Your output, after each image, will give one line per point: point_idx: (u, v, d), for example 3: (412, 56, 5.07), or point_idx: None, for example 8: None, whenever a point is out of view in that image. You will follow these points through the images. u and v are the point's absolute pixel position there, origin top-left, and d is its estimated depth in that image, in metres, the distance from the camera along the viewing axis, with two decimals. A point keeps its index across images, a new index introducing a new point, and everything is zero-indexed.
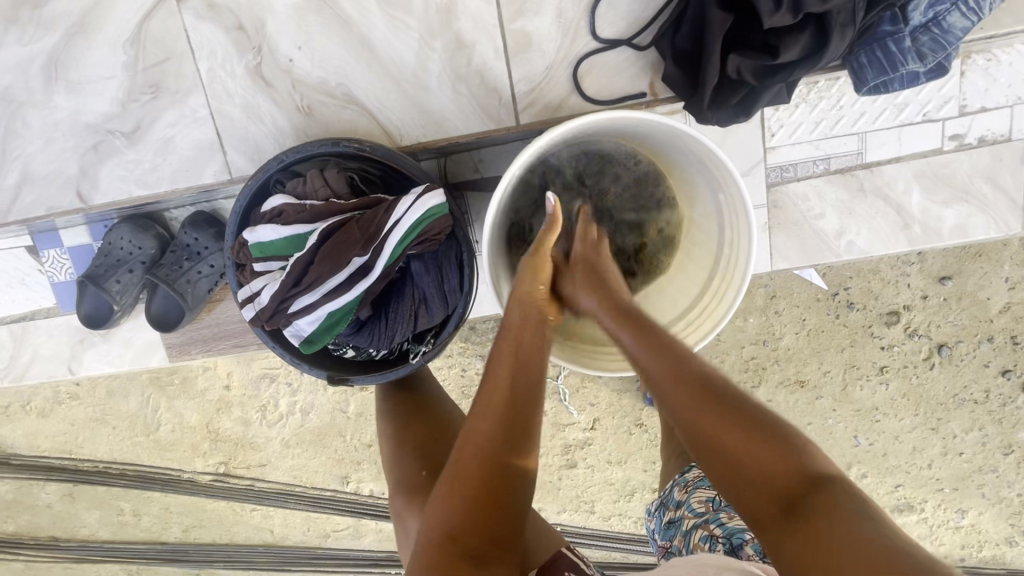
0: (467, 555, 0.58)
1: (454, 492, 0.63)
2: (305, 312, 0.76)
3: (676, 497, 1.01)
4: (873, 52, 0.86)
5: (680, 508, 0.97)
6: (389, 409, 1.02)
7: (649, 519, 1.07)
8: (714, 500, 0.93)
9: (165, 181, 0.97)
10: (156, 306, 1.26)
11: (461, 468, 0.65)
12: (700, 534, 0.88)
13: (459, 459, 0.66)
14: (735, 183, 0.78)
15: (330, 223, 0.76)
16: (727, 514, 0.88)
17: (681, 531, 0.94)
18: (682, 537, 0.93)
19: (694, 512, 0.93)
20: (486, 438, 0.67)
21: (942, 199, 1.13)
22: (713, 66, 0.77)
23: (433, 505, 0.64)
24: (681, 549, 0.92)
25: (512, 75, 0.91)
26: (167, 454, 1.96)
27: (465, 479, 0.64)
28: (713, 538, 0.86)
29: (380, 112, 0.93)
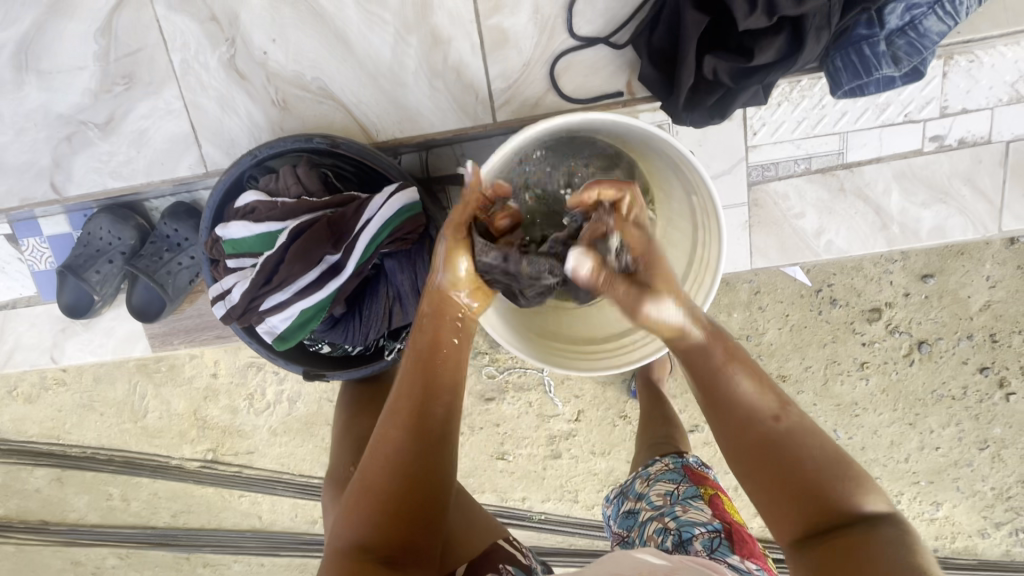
0: (372, 566, 0.59)
1: (362, 503, 0.62)
2: (278, 309, 0.76)
3: (636, 489, 1.04)
4: (848, 56, 0.84)
5: (639, 501, 1.00)
6: (350, 398, 1.03)
7: (608, 507, 1.10)
8: (672, 494, 0.97)
9: (139, 174, 0.96)
10: (137, 296, 1.27)
11: (370, 484, 0.63)
12: (653, 526, 0.91)
13: (361, 462, 0.64)
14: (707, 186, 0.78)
15: (301, 221, 0.75)
16: (681, 508, 0.91)
17: (637, 523, 0.96)
18: (638, 528, 0.95)
19: (652, 505, 0.96)
20: (385, 439, 0.64)
21: (923, 200, 1.13)
22: (688, 66, 0.76)
23: (343, 510, 0.64)
24: (635, 540, 0.94)
25: (488, 70, 0.90)
26: (155, 441, 1.98)
27: (373, 490, 0.62)
28: (665, 530, 0.88)
29: (356, 107, 0.92)
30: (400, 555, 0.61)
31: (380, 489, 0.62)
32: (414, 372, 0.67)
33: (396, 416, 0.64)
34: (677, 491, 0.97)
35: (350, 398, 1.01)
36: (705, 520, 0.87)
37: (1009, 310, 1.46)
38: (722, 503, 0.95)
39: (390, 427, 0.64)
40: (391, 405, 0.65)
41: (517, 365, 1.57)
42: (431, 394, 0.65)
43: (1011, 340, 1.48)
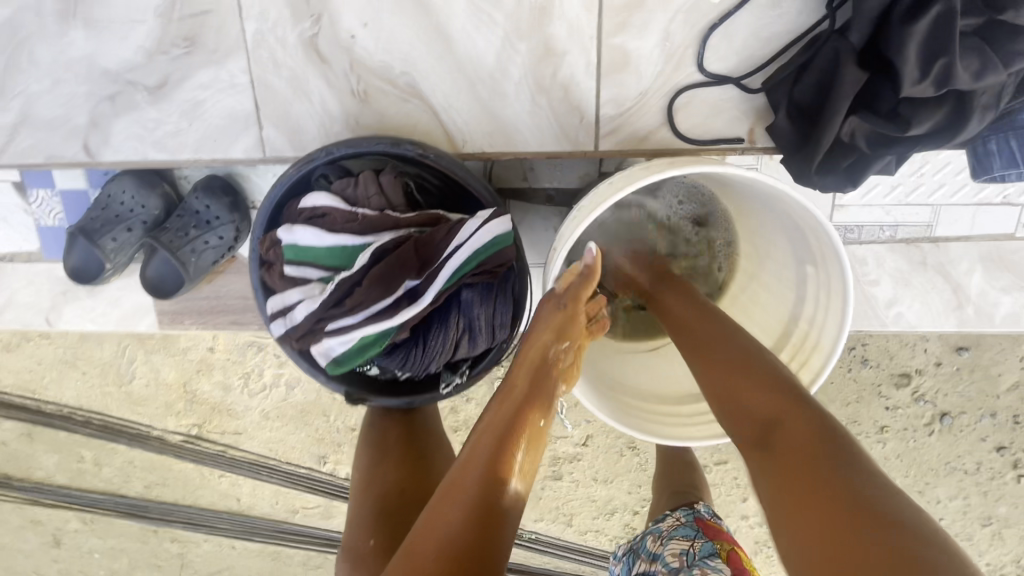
0: None
1: None
2: (342, 334, 0.68)
3: (648, 549, 0.97)
4: (1007, 141, 0.75)
5: (654, 562, 0.93)
6: (373, 434, 0.91)
7: (616, 565, 1.04)
8: (688, 554, 0.90)
9: (187, 149, 0.86)
10: (151, 270, 1.15)
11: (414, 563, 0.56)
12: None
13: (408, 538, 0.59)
14: (836, 259, 0.69)
15: (385, 240, 0.67)
16: (699, 569, 0.85)
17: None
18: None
19: (667, 566, 0.89)
20: (445, 505, 0.59)
21: (1004, 285, 1.08)
22: (831, 125, 0.69)
23: None
24: None
25: (600, 94, 0.81)
26: (138, 409, 1.87)
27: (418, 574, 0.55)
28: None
29: (444, 110, 0.83)
30: None
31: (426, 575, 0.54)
32: (496, 433, 0.65)
33: (468, 473, 0.61)
34: (693, 550, 0.91)
35: (374, 435, 0.90)
36: None
37: None
38: (740, 559, 0.87)
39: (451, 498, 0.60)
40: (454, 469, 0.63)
41: None
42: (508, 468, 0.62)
43: None
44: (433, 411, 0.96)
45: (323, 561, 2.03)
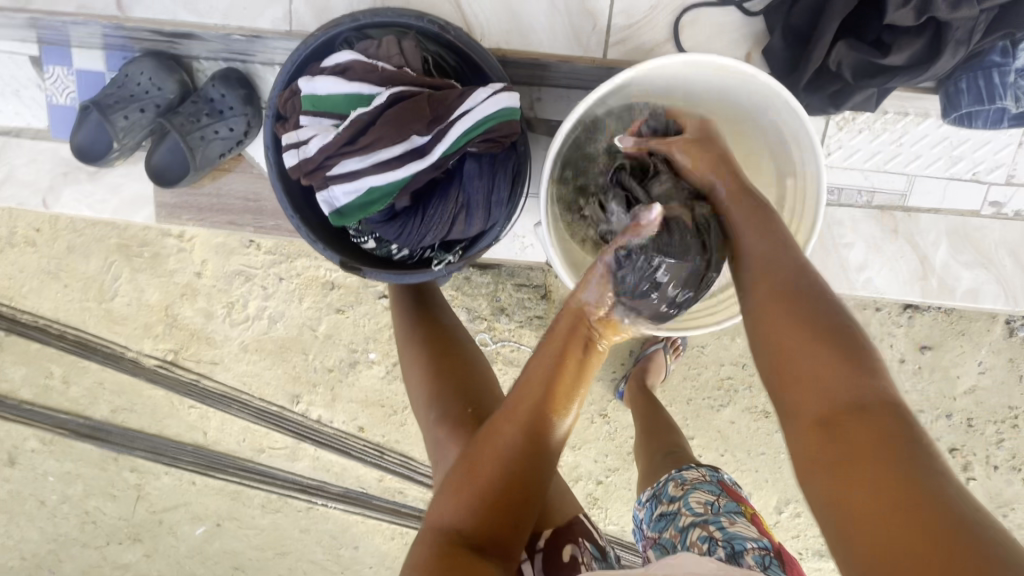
0: (468, 552, 0.63)
1: (459, 494, 0.67)
2: (347, 176, 0.71)
3: (670, 492, 1.00)
4: (974, 79, 0.84)
5: (676, 504, 0.97)
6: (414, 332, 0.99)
7: (639, 510, 1.07)
8: (714, 505, 0.93)
9: (218, 13, 0.97)
10: (157, 156, 1.18)
11: (476, 473, 0.67)
12: (697, 533, 0.87)
13: (467, 453, 0.69)
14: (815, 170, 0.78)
15: (402, 89, 0.71)
16: (727, 520, 0.88)
17: (676, 527, 0.92)
18: (676, 533, 0.91)
19: (692, 511, 0.92)
20: (500, 434, 0.68)
21: (966, 261, 1.16)
22: (818, 50, 0.77)
23: (440, 498, 0.68)
24: (673, 544, 0.90)
25: (613, 4, 0.88)
26: (115, 327, 1.86)
27: (477, 483, 0.66)
28: (710, 539, 0.85)
29: (467, 3, 0.90)
30: (490, 544, 0.65)
31: (483, 485, 0.66)
32: (532, 387, 0.70)
33: (522, 405, 0.69)
34: (718, 503, 0.93)
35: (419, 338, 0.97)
36: (755, 536, 0.85)
37: (991, 399, 1.48)
38: (762, 523, 0.92)
39: (503, 426, 0.68)
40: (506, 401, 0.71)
41: (513, 338, 1.45)
42: (548, 415, 0.69)
43: (984, 427, 1.50)
44: (452, 321, 1.03)
45: (282, 507, 2.00)
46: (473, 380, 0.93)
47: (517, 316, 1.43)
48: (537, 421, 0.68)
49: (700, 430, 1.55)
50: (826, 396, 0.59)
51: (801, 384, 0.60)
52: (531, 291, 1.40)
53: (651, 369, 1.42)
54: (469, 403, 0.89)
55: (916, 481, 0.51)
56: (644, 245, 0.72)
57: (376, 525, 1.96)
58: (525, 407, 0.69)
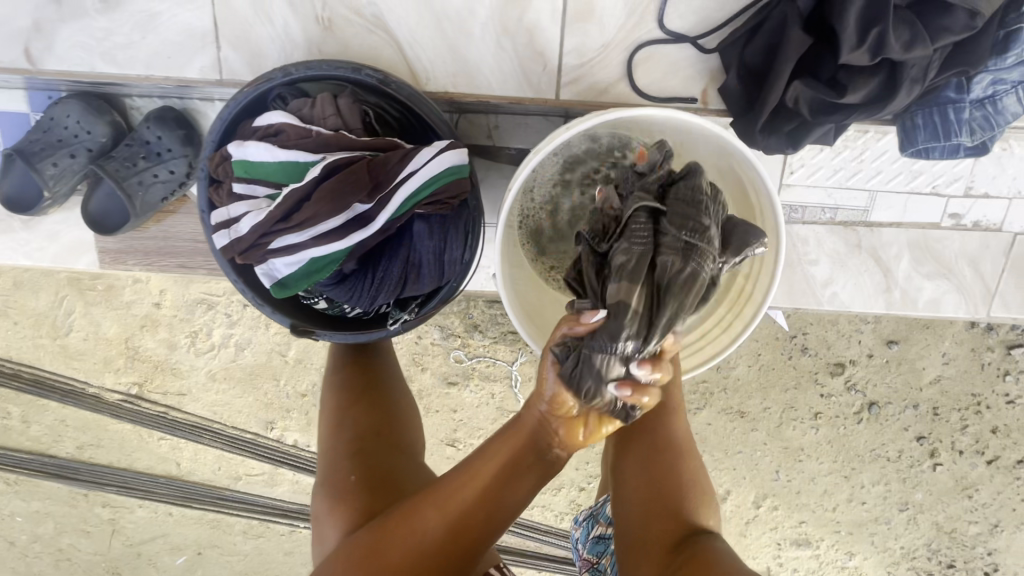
0: None
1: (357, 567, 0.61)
2: (287, 251, 0.67)
3: (608, 513, 0.89)
4: (931, 115, 0.84)
5: (613, 525, 0.87)
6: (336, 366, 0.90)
7: (574, 527, 0.96)
8: None
9: (138, 63, 0.90)
10: (95, 203, 1.11)
11: (382, 554, 0.61)
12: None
13: (385, 524, 0.63)
14: (771, 204, 0.76)
15: (340, 157, 0.67)
16: None
17: (609, 551, 0.85)
18: (613, 556, 0.85)
19: None
20: (421, 518, 0.62)
21: (928, 272, 1.16)
22: (776, 88, 0.75)
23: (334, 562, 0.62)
24: (609, 568, 0.84)
25: (563, 42, 0.86)
26: (74, 363, 1.78)
27: (380, 563, 0.60)
28: None
29: (411, 44, 0.87)
30: None
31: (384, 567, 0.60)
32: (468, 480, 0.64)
33: (456, 496, 0.62)
34: None
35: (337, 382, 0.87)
36: None
37: (956, 388, 1.48)
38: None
39: (429, 510, 0.62)
40: (442, 482, 0.64)
41: (489, 353, 1.42)
42: (474, 514, 0.62)
43: (951, 415, 1.49)
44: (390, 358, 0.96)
45: (264, 531, 1.96)
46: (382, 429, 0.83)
47: (491, 332, 1.41)
48: (467, 519, 0.62)
49: None
50: (665, 517, 0.70)
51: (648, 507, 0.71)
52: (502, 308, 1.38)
53: None
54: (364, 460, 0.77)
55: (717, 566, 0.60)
56: (580, 339, 0.65)
57: None
58: (459, 499, 0.62)
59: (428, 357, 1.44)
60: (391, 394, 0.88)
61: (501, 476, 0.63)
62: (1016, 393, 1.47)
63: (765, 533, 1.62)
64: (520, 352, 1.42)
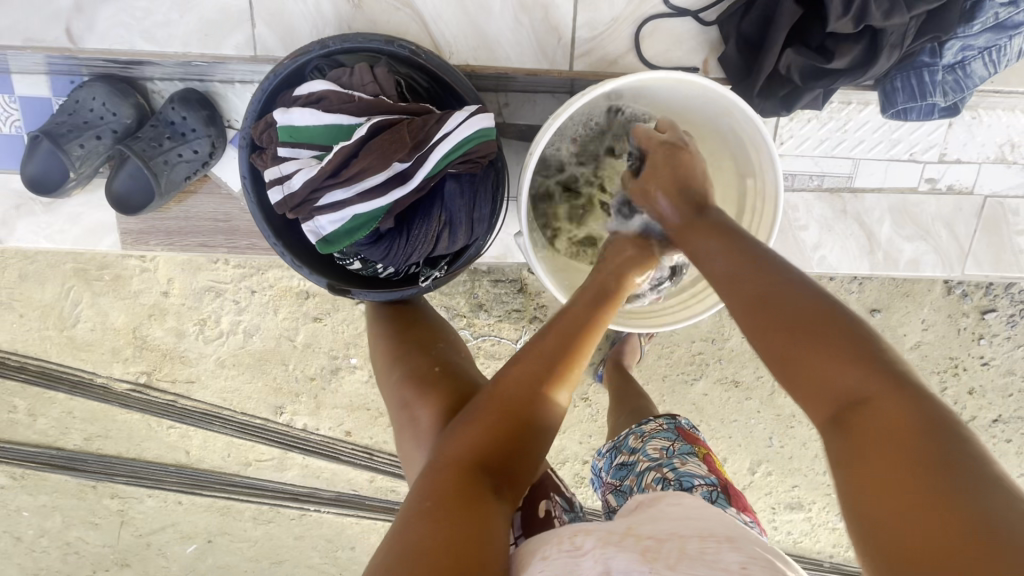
0: (492, 475, 0.67)
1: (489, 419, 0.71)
2: (333, 207, 0.73)
3: (631, 443, 0.99)
4: (908, 78, 0.92)
5: (634, 453, 0.96)
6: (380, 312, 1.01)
7: (598, 459, 1.06)
8: (668, 450, 0.93)
9: (176, 41, 0.95)
10: (118, 183, 1.15)
11: (506, 405, 0.72)
12: (652, 475, 0.88)
13: (497, 387, 0.73)
14: (768, 155, 0.84)
15: (380, 120, 0.73)
16: (679, 462, 0.89)
17: (633, 473, 0.92)
18: (634, 477, 0.91)
19: (649, 457, 0.93)
20: (524, 372, 0.74)
21: (907, 234, 1.26)
22: (771, 56, 0.83)
23: (463, 424, 0.71)
24: (631, 489, 0.90)
25: (576, 17, 0.93)
26: (82, 354, 1.79)
27: (506, 414, 0.71)
28: (664, 480, 0.86)
29: (433, 20, 0.93)
30: (506, 472, 0.69)
31: (510, 416, 0.71)
32: (555, 347, 0.77)
33: (548, 351, 0.76)
34: (673, 447, 0.94)
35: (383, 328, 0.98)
36: (704, 474, 0.86)
37: (935, 352, 1.56)
38: (715, 463, 0.92)
39: (528, 366, 0.75)
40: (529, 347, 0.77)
41: (493, 331, 1.48)
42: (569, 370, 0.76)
43: (932, 377, 1.58)
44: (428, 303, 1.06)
45: (274, 517, 1.99)
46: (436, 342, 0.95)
47: (496, 311, 1.46)
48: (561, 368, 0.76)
49: (678, 403, 1.62)
50: (838, 393, 0.61)
51: (809, 385, 0.63)
52: (507, 285, 1.44)
53: (625, 351, 1.45)
54: (438, 360, 0.91)
55: (932, 475, 0.51)
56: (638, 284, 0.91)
57: (372, 524, 1.99)
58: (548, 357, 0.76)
59: None
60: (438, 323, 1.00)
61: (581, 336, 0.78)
62: (990, 355, 1.56)
63: (761, 498, 1.71)
64: (525, 329, 1.48)
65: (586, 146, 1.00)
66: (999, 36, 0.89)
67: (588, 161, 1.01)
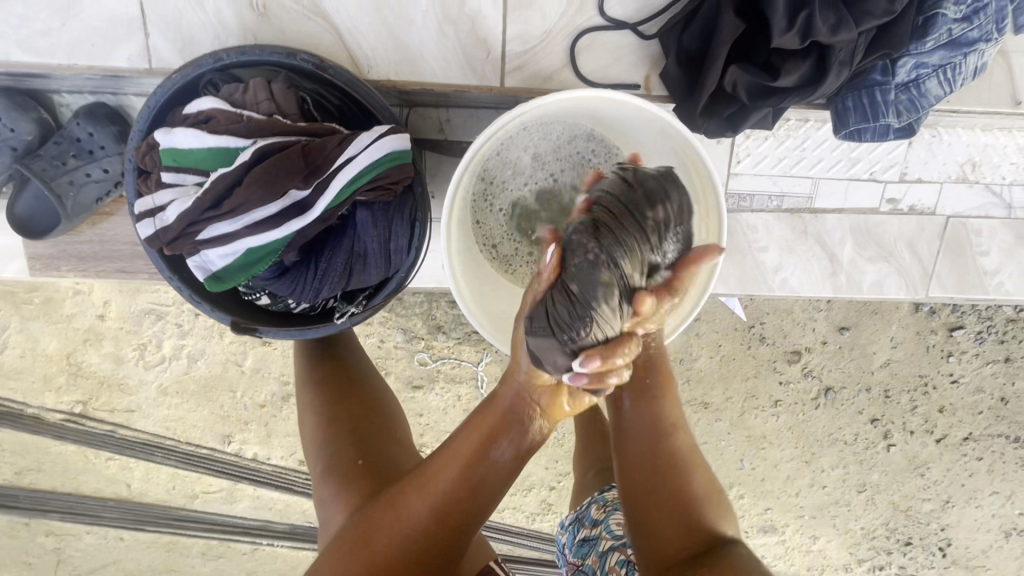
0: None
1: (353, 560, 0.63)
2: (219, 241, 0.64)
3: (592, 515, 0.92)
4: (860, 97, 0.87)
5: (596, 528, 0.89)
6: (313, 383, 0.93)
7: (560, 532, 0.99)
8: None
9: (60, 51, 0.88)
10: (21, 205, 1.05)
11: (375, 547, 0.63)
12: (616, 558, 0.81)
13: (377, 517, 0.65)
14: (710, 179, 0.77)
15: (273, 141, 0.65)
16: None
17: (596, 551, 0.86)
18: (597, 558, 0.85)
19: (612, 533, 0.86)
20: (406, 504, 0.64)
21: (870, 255, 1.21)
22: (713, 74, 0.78)
23: (333, 560, 0.64)
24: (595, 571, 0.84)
25: (506, 29, 0.88)
26: (10, 383, 1.66)
27: (374, 555, 0.62)
28: (629, 563, 0.79)
29: (351, 32, 0.87)
30: None
31: (381, 558, 0.62)
32: (449, 469, 0.65)
33: (439, 475, 0.65)
34: None
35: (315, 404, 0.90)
36: None
37: (905, 370, 1.52)
38: None
39: (412, 495, 0.64)
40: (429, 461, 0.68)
41: (453, 354, 1.40)
42: (462, 496, 0.64)
43: (902, 397, 1.54)
44: (375, 373, 0.99)
45: (224, 552, 1.86)
46: (382, 426, 0.88)
47: (455, 333, 1.39)
48: (451, 499, 0.64)
49: None
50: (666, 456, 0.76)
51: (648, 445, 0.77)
52: None
53: None
54: (364, 455, 0.83)
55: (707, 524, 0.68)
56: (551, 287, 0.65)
57: None
58: (443, 476, 0.65)
59: (391, 360, 1.40)
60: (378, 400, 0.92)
61: (475, 454, 0.65)
62: (959, 372, 1.52)
63: None
64: (485, 352, 1.40)
65: (526, 166, 0.92)
66: (953, 54, 0.84)
67: (530, 182, 0.93)
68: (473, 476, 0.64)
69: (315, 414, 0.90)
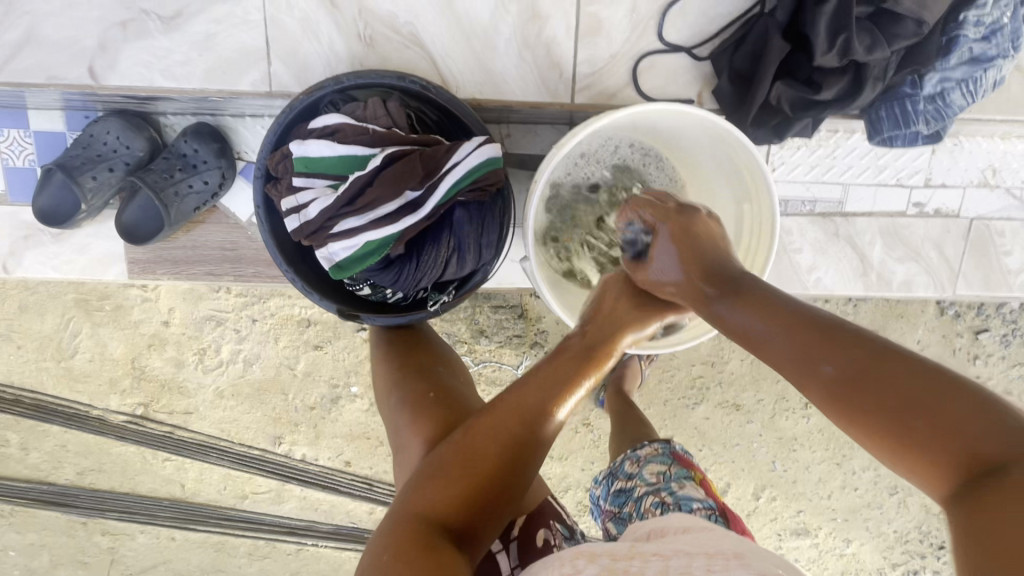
0: (445, 531, 0.64)
1: (455, 470, 0.69)
2: (346, 235, 0.76)
3: (626, 470, 1.00)
4: (892, 108, 0.98)
5: (631, 479, 0.96)
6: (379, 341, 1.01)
7: (595, 488, 1.06)
8: (665, 474, 0.94)
9: (195, 78, 1.03)
10: (128, 214, 1.17)
11: (471, 454, 0.70)
12: (651, 501, 0.88)
13: (470, 432, 0.72)
14: (764, 180, 0.89)
15: (394, 150, 0.77)
16: (677, 485, 0.90)
17: (632, 499, 0.93)
18: (632, 504, 0.91)
19: (646, 481, 0.94)
20: (496, 417, 0.72)
21: (898, 256, 1.29)
22: (763, 89, 0.89)
23: (429, 473, 0.70)
24: (630, 515, 0.90)
25: (577, 53, 1.00)
26: (77, 386, 1.74)
27: (473, 461, 0.69)
28: (663, 504, 0.86)
29: (442, 57, 1.00)
30: (472, 521, 0.67)
31: (480, 463, 0.69)
32: (535, 390, 0.74)
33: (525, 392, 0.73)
34: (669, 471, 0.94)
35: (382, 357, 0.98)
36: (703, 498, 0.86)
37: None
38: (710, 487, 0.92)
39: (503, 406, 0.73)
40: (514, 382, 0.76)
41: (495, 357, 1.48)
42: (553, 408, 0.74)
43: None
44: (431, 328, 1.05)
45: (269, 552, 1.93)
46: (442, 367, 0.96)
47: (497, 337, 1.47)
48: (538, 409, 0.73)
49: (680, 427, 1.62)
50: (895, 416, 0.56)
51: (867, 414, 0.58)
52: (508, 311, 1.44)
53: (629, 378, 1.43)
54: (433, 386, 0.91)
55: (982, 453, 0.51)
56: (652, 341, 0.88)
57: None
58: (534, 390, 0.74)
59: None
60: (435, 347, 1.00)
61: (564, 369, 0.77)
62: (988, 376, 1.55)
63: (766, 524, 1.70)
64: (525, 354, 1.48)
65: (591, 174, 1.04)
66: (975, 69, 0.94)
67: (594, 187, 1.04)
68: (561, 394, 0.74)
69: (387, 361, 0.97)
